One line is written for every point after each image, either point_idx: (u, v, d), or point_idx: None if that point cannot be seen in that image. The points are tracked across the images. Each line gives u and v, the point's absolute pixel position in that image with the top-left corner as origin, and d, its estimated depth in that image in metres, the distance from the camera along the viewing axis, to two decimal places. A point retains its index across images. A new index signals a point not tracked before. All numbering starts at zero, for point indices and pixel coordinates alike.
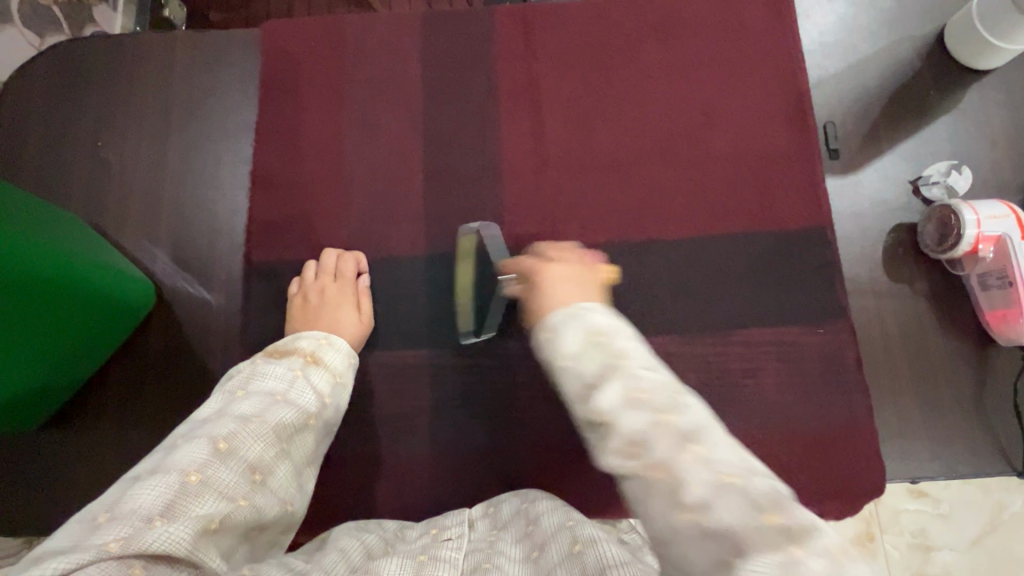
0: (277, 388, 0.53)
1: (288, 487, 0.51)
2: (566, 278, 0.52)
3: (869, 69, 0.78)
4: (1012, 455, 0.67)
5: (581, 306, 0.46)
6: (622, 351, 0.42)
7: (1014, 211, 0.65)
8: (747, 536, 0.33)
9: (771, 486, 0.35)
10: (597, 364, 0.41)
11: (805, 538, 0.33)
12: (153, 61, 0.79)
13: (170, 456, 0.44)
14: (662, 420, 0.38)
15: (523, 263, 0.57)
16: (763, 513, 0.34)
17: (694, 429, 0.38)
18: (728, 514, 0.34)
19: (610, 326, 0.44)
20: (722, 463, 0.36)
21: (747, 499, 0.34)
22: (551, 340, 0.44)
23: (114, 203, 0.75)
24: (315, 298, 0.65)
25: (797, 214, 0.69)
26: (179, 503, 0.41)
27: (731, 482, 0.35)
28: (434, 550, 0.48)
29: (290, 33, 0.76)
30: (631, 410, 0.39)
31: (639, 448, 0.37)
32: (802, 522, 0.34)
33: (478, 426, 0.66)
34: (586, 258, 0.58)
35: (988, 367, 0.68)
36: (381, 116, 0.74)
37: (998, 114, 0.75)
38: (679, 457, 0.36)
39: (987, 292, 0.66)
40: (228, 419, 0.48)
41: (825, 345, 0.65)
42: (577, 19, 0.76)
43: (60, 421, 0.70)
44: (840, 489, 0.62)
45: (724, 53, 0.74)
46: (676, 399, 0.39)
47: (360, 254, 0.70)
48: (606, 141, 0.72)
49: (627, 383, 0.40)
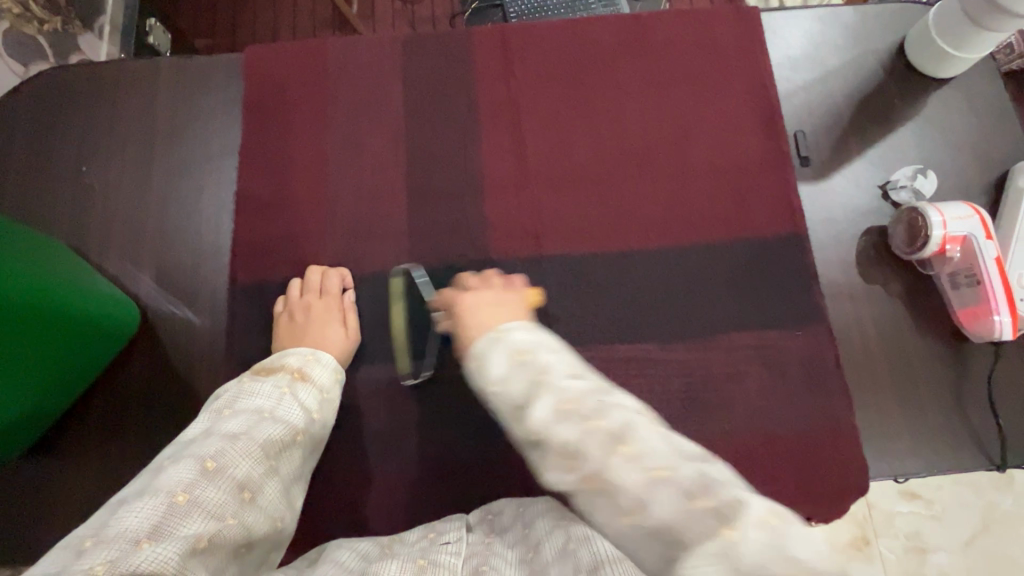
0: (264, 406, 0.53)
1: (278, 505, 0.50)
2: (486, 304, 0.56)
3: (836, 80, 0.81)
4: (991, 449, 0.67)
5: (505, 327, 0.49)
6: (543, 367, 0.45)
7: (976, 212, 0.67)
8: (683, 525, 0.36)
9: (695, 471, 0.38)
10: (524, 384, 0.44)
11: (732, 516, 0.36)
12: (138, 86, 0.80)
13: (157, 478, 0.44)
14: (593, 427, 0.41)
15: (444, 295, 0.61)
16: (693, 499, 0.37)
17: (618, 429, 0.41)
18: (663, 506, 0.37)
19: (531, 343, 0.47)
20: (652, 459, 0.39)
21: (675, 490, 0.38)
22: (482, 366, 0.47)
23: (99, 227, 0.75)
24: (302, 315, 0.66)
25: (772, 220, 0.71)
26: (166, 524, 0.41)
27: (664, 476, 0.38)
28: (433, 554, 0.49)
29: (273, 58, 0.78)
30: (563, 422, 0.42)
31: (575, 460, 0.41)
32: (731, 500, 0.37)
33: (464, 439, 0.67)
34: (512, 284, 0.62)
35: (964, 364, 0.70)
36: (364, 135, 0.76)
37: (960, 120, 0.78)
38: (611, 462, 0.40)
39: (958, 291, 0.68)
40: (215, 439, 0.48)
41: (805, 346, 0.67)
42: (554, 38, 0.78)
43: (45, 448, 0.69)
44: (826, 488, 0.63)
45: (696, 68, 0.77)
46: (600, 403, 0.42)
47: (345, 270, 0.70)
48: (585, 154, 0.74)
49: (556, 398, 0.43)
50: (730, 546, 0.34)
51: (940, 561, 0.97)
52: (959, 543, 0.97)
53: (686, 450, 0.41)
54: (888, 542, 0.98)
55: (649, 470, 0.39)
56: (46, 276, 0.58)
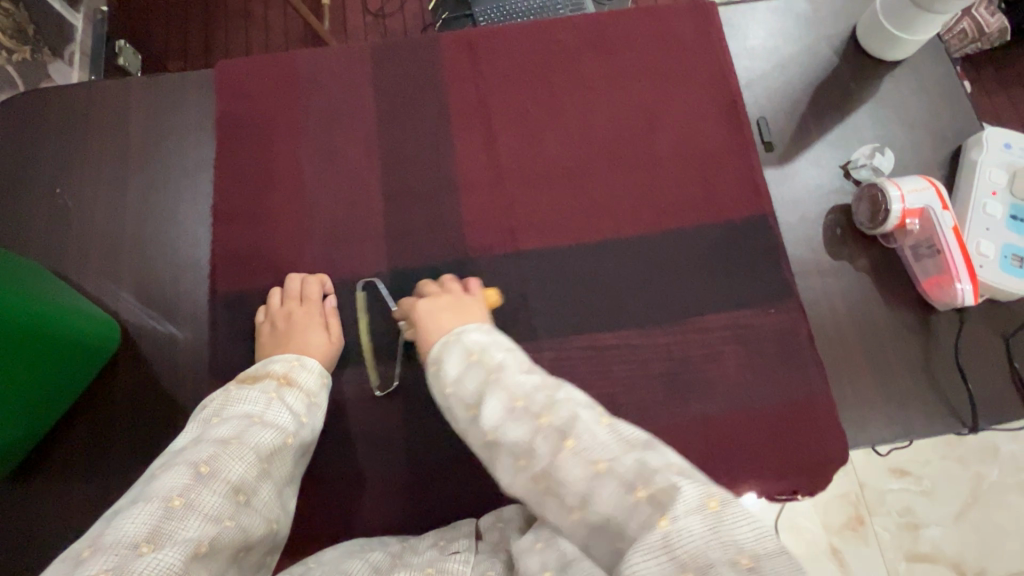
0: (252, 411, 0.54)
1: (274, 506, 0.51)
2: (436, 311, 0.60)
3: (793, 68, 0.84)
4: (964, 413, 0.69)
5: (459, 330, 0.55)
6: (495, 366, 0.50)
7: (931, 184, 0.70)
8: (623, 513, 0.39)
9: (634, 461, 0.40)
10: (476, 385, 0.50)
11: (665, 501, 0.37)
12: (108, 106, 0.81)
13: (150, 486, 0.45)
14: (542, 425, 0.45)
15: (403, 305, 0.65)
16: (633, 491, 0.39)
17: (564, 425, 0.44)
18: (606, 497, 0.40)
19: (483, 344, 0.53)
20: (594, 452, 0.42)
21: (618, 484, 0.40)
22: (440, 370, 0.53)
23: (75, 247, 0.75)
24: (284, 322, 0.66)
25: (739, 203, 0.73)
26: (162, 530, 0.41)
27: (605, 468, 0.41)
28: (441, 563, 0.50)
29: (243, 72, 0.79)
30: (515, 422, 0.46)
31: (527, 460, 0.44)
32: (666, 485, 0.38)
33: (451, 434, 0.67)
34: (467, 287, 0.66)
35: (933, 332, 0.72)
36: (336, 143, 0.77)
37: (913, 100, 0.81)
38: (557, 459, 0.43)
39: (921, 262, 0.71)
40: (207, 445, 0.49)
41: (778, 322, 0.69)
42: (518, 39, 0.80)
43: (30, 469, 0.68)
44: (808, 460, 0.65)
45: (657, 61, 0.79)
46: (550, 400, 0.46)
47: (324, 275, 0.71)
48: (554, 150, 0.76)
49: (506, 396, 0.48)
50: (662, 532, 0.36)
51: (933, 535, 0.99)
52: (950, 516, 1.00)
53: (628, 439, 0.43)
54: (881, 521, 1.00)
55: (592, 463, 0.42)
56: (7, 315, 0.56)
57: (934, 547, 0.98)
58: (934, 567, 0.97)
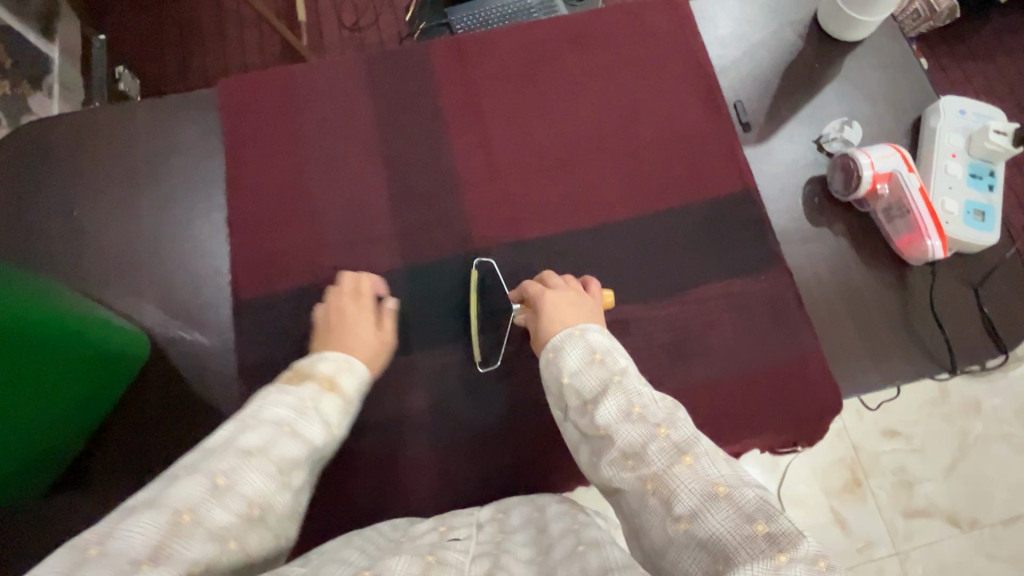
0: (281, 421, 0.54)
1: (285, 523, 0.50)
2: (564, 304, 0.64)
3: (763, 53, 0.90)
4: (942, 358, 0.76)
5: (583, 328, 0.59)
6: (619, 370, 0.55)
7: (897, 150, 0.76)
8: (733, 538, 0.39)
9: (755, 495, 0.41)
10: (598, 381, 0.54)
11: (787, 544, 0.37)
12: (116, 127, 0.83)
13: (166, 490, 0.43)
14: (660, 435, 0.48)
15: (524, 289, 0.68)
16: (751, 521, 0.39)
17: (684, 443, 0.46)
18: (716, 518, 0.41)
19: (606, 347, 0.57)
20: (713, 475, 0.44)
21: (736, 510, 0.40)
22: (559, 358, 0.58)
23: (96, 265, 0.78)
24: (336, 318, 0.69)
25: (724, 179, 0.78)
26: (171, 542, 0.40)
27: (723, 493, 0.42)
28: (441, 551, 0.50)
29: (245, 90, 0.82)
30: (629, 424, 0.50)
31: (635, 460, 0.47)
32: (789, 529, 0.38)
33: (474, 415, 0.71)
34: (586, 285, 0.69)
35: (910, 286, 0.78)
36: (342, 151, 0.80)
37: (875, 75, 0.88)
38: (673, 468, 0.45)
39: (893, 222, 0.77)
40: (230, 454, 0.48)
41: (768, 288, 0.74)
42: (506, 43, 0.85)
43: (70, 482, 0.71)
44: (806, 411, 0.70)
45: (638, 54, 0.84)
46: (671, 416, 0.49)
47: (376, 276, 0.74)
48: (549, 144, 0.81)
49: (627, 400, 0.51)
50: (780, 569, 0.35)
51: (926, 491, 1.05)
52: (941, 472, 1.06)
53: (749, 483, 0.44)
54: (878, 481, 1.06)
55: (710, 483, 0.43)
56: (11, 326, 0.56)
57: (927, 502, 1.04)
58: (930, 521, 1.03)
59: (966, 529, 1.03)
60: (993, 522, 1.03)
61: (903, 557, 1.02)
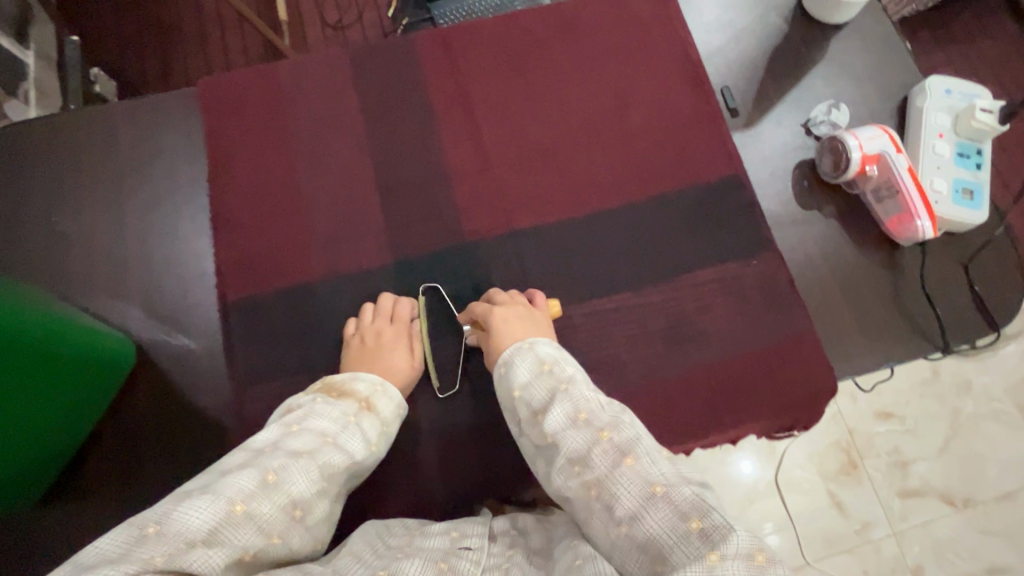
0: (328, 430, 0.56)
1: (320, 526, 0.54)
2: (512, 321, 0.64)
3: (749, 38, 0.89)
4: (933, 336, 0.76)
5: (532, 342, 0.59)
6: (567, 378, 0.55)
7: (885, 131, 0.76)
8: (672, 539, 0.41)
9: (692, 494, 0.43)
10: (546, 391, 0.55)
11: (718, 539, 0.39)
12: (95, 129, 0.81)
13: (221, 480, 0.47)
14: (602, 438, 0.49)
15: (473, 308, 0.68)
16: (686, 520, 0.41)
17: (625, 445, 0.48)
18: (656, 520, 0.43)
19: (555, 358, 0.58)
20: (652, 475, 0.45)
21: (673, 510, 0.42)
22: (510, 373, 0.58)
23: (80, 271, 0.76)
24: (373, 339, 0.68)
25: (714, 165, 0.78)
26: (222, 530, 0.43)
27: (660, 493, 0.44)
28: (453, 558, 0.52)
29: (225, 88, 0.81)
30: (574, 430, 0.50)
31: (581, 466, 0.48)
32: (721, 524, 0.40)
33: (470, 410, 0.70)
34: (534, 300, 0.69)
35: (900, 267, 0.78)
36: (327, 147, 0.79)
37: (860, 57, 0.88)
38: (614, 472, 0.46)
39: (883, 203, 0.77)
40: (280, 453, 0.51)
41: (760, 272, 0.74)
42: (491, 33, 0.84)
43: (61, 491, 0.70)
44: (801, 395, 0.70)
45: (624, 41, 0.84)
46: (614, 420, 0.50)
47: (416, 300, 0.73)
48: (537, 134, 0.80)
49: (572, 407, 0.52)
50: (708, 566, 0.38)
51: (921, 470, 1.06)
52: (934, 450, 1.07)
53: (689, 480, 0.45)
54: (873, 463, 1.07)
55: (649, 484, 0.45)
56: (36, 333, 0.58)
57: (922, 481, 1.05)
58: (925, 500, 1.04)
59: (960, 507, 1.04)
60: (987, 499, 1.04)
61: (899, 536, 1.03)
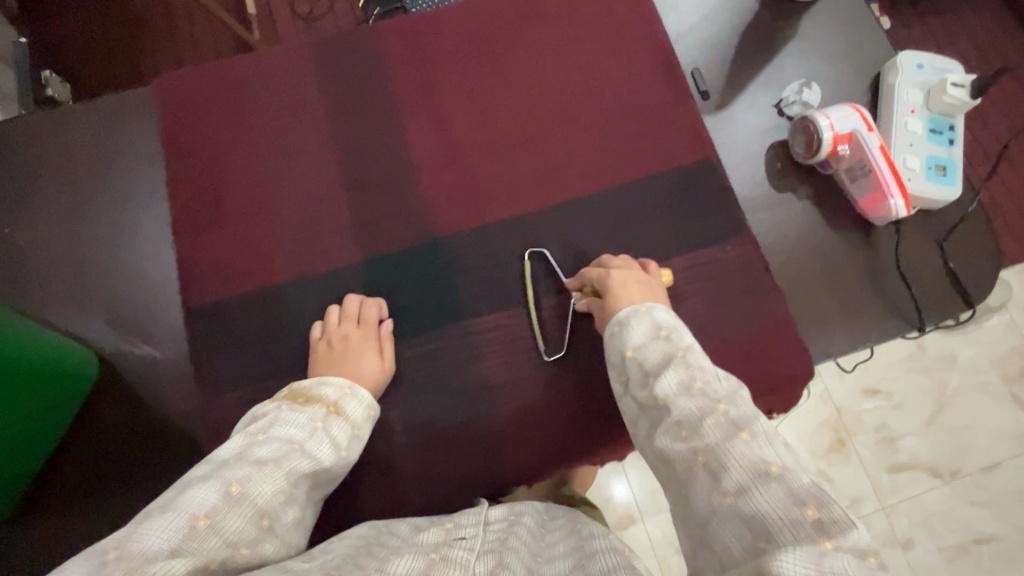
0: (296, 436, 0.55)
1: (294, 530, 0.53)
2: (630, 284, 0.63)
3: (720, 17, 0.88)
4: (909, 316, 0.76)
5: (650, 305, 0.59)
6: (686, 347, 0.54)
7: (855, 110, 0.75)
8: (781, 520, 0.39)
9: (811, 483, 0.40)
10: (661, 356, 0.54)
11: (836, 532, 0.37)
12: (47, 135, 0.79)
13: (182, 496, 0.46)
14: (718, 411, 0.47)
15: (587, 273, 0.67)
16: (801, 506, 0.39)
17: (741, 420, 0.46)
18: (767, 497, 0.40)
19: (672, 325, 0.56)
20: (765, 456, 0.43)
21: (786, 491, 0.40)
22: (624, 334, 0.58)
23: (40, 283, 0.74)
24: (339, 344, 0.67)
25: (686, 150, 0.77)
26: (186, 545, 0.43)
27: (775, 473, 0.41)
28: (446, 549, 0.51)
29: (183, 87, 0.78)
30: (685, 397, 0.49)
31: (690, 432, 0.47)
32: (840, 518, 0.38)
33: (446, 408, 0.69)
34: (648, 267, 0.68)
35: (875, 245, 0.77)
36: (291, 144, 0.77)
37: (834, 33, 0.86)
38: (727, 443, 0.44)
39: (856, 182, 0.75)
40: (244, 463, 0.50)
41: (735, 256, 0.73)
42: (457, 21, 0.82)
43: (30, 508, 0.69)
44: (778, 379, 0.69)
45: (592, 24, 0.82)
46: (733, 394, 0.49)
47: (381, 299, 0.72)
48: (507, 123, 0.78)
49: (687, 374, 0.51)
50: (826, 553, 0.36)
51: (908, 445, 1.06)
52: (921, 424, 1.07)
53: (806, 470, 0.43)
54: (861, 439, 1.07)
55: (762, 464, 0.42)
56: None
57: (910, 456, 1.06)
58: (911, 474, 1.05)
59: (947, 479, 1.05)
60: (973, 470, 1.05)
61: (887, 511, 1.04)
